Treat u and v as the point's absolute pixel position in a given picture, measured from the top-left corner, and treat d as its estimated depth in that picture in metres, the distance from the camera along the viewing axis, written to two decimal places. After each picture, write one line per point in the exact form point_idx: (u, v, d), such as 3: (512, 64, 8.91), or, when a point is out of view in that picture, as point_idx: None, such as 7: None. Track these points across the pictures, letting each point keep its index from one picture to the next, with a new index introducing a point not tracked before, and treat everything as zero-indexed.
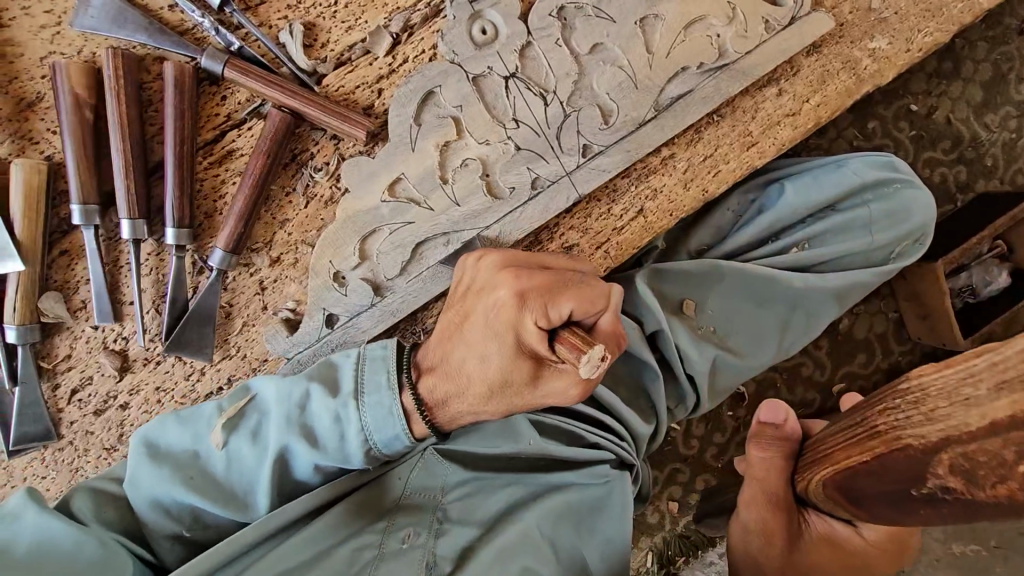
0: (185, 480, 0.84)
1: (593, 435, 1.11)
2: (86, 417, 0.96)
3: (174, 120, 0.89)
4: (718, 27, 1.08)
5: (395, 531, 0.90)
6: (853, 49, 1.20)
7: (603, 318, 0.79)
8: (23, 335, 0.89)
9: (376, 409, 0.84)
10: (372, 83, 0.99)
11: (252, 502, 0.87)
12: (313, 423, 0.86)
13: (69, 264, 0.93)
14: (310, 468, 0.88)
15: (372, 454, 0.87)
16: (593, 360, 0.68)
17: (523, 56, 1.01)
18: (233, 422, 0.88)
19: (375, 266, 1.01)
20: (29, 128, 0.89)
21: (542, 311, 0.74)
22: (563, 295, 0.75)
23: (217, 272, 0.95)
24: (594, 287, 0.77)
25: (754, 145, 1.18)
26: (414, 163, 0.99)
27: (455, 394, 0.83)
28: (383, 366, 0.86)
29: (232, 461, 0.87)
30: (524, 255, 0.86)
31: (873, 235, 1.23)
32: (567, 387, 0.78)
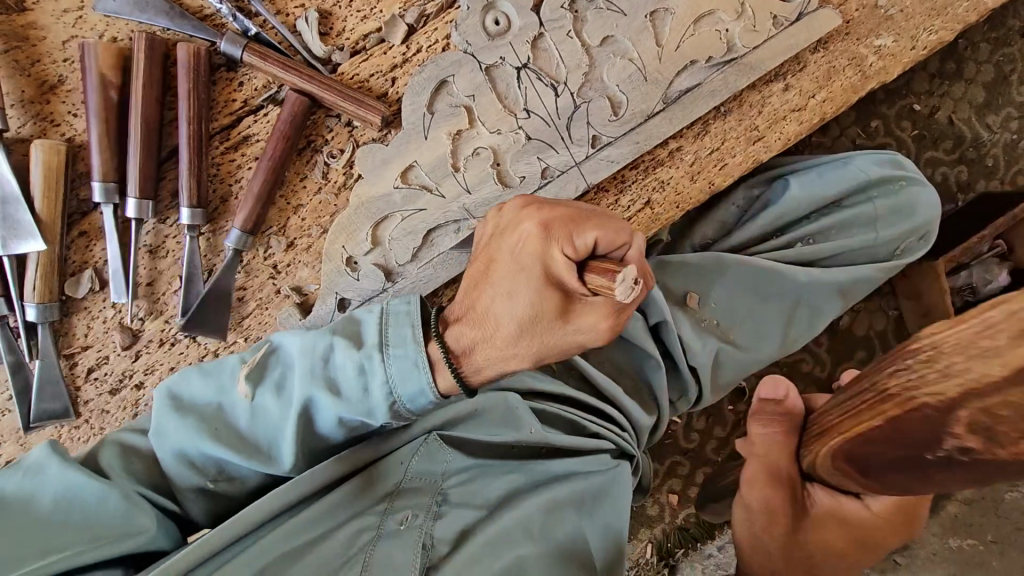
0: (209, 430, 0.84)
1: (595, 426, 1.13)
2: (102, 396, 0.98)
3: (192, 104, 0.91)
4: (726, 22, 1.10)
5: (394, 512, 0.91)
6: (858, 47, 1.22)
7: (630, 255, 0.70)
8: (42, 313, 0.90)
9: (401, 362, 0.81)
10: (387, 72, 1.01)
11: (276, 455, 0.86)
12: (336, 375, 0.83)
13: (87, 245, 0.94)
14: (334, 422, 0.85)
15: (396, 410, 0.83)
16: (628, 282, 0.61)
17: (535, 47, 1.02)
18: (255, 376, 0.87)
19: (387, 252, 1.02)
20: (51, 111, 0.90)
21: (566, 239, 0.71)
22: (587, 224, 0.70)
23: (233, 252, 0.97)
24: (618, 223, 0.70)
25: (759, 140, 1.19)
26: (427, 152, 1.01)
27: (482, 339, 0.80)
28: (407, 319, 0.83)
29: (256, 414, 0.86)
30: (553, 195, 0.82)
31: (877, 231, 1.25)
32: (597, 322, 0.74)
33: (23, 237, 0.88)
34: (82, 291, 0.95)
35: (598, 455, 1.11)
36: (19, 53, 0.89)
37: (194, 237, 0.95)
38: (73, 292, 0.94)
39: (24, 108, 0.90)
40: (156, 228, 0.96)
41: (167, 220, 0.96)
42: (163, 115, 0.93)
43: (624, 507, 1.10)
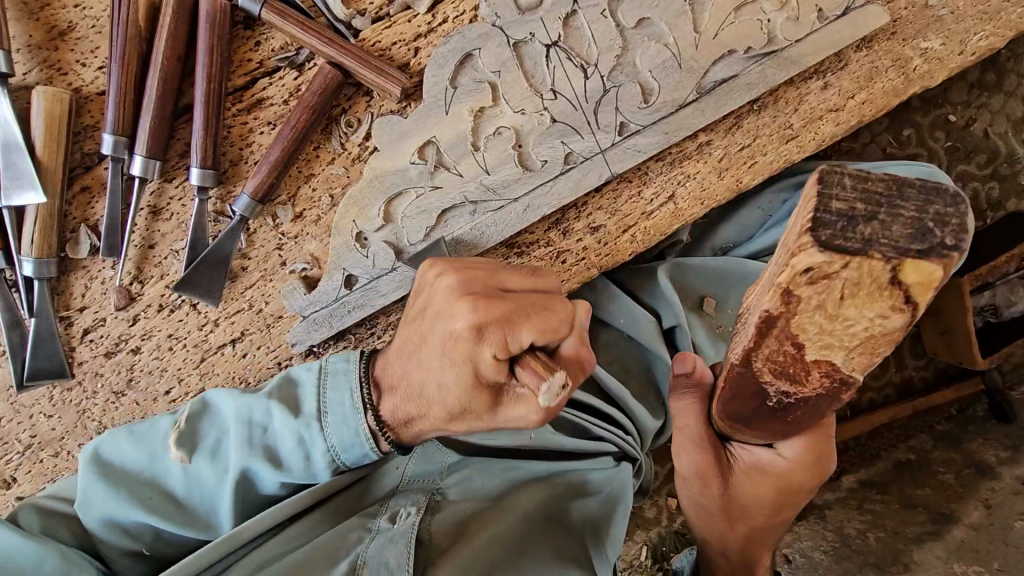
0: (142, 501, 0.84)
1: (596, 428, 1.09)
2: (97, 358, 0.95)
3: (213, 61, 0.86)
4: (769, 12, 1.04)
5: (387, 510, 0.90)
6: (903, 47, 1.16)
7: (568, 342, 0.77)
8: (39, 269, 0.87)
9: (341, 429, 0.85)
10: (410, 41, 0.96)
11: (217, 521, 0.87)
12: (276, 443, 0.86)
13: (89, 202, 0.90)
14: (275, 485, 0.88)
15: (338, 470, 0.88)
16: (554, 388, 0.68)
17: (567, 25, 0.97)
18: (191, 441, 0.87)
19: (398, 230, 0.98)
20: (59, 58, 0.86)
21: (500, 343, 0.72)
22: (523, 323, 0.73)
23: (239, 219, 0.93)
24: (557, 314, 0.75)
25: (793, 139, 1.14)
26: (447, 127, 0.96)
27: (417, 414, 0.82)
28: (347, 383, 0.86)
29: (193, 480, 0.86)
30: (484, 275, 0.81)
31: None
32: (527, 413, 0.76)
33: (23, 188, 0.84)
34: (82, 252, 0.91)
35: (600, 457, 1.07)
36: None
37: (203, 199, 0.91)
38: (74, 252, 0.91)
39: (31, 53, 0.86)
40: (162, 187, 0.92)
41: (173, 180, 0.92)
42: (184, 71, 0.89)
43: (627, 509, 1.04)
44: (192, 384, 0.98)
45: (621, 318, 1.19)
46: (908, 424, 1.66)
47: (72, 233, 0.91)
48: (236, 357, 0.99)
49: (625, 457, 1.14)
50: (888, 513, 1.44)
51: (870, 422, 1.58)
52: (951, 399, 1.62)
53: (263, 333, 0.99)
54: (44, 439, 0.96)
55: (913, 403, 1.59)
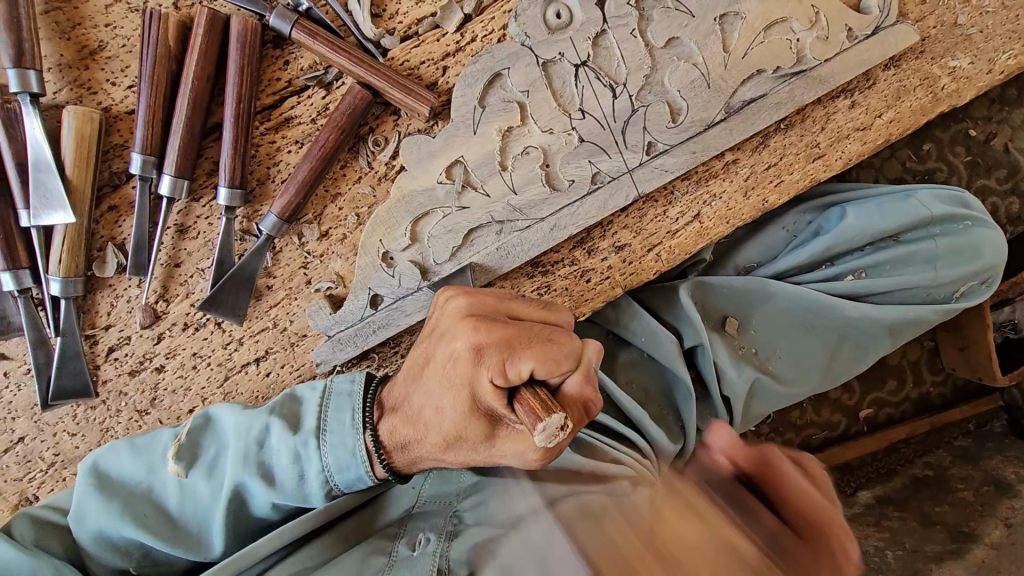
0: (137, 513, 0.84)
1: (615, 450, 1.08)
2: (121, 376, 0.94)
3: (244, 81, 0.86)
4: (798, 31, 1.03)
5: (405, 537, 0.89)
6: (932, 66, 1.15)
7: (571, 379, 0.71)
8: (67, 288, 0.86)
9: (337, 449, 0.83)
10: (438, 60, 0.95)
11: (206, 539, 0.86)
12: (270, 461, 0.85)
13: (116, 220, 0.90)
14: (267, 506, 0.86)
15: (331, 493, 0.86)
16: (549, 430, 0.63)
17: (596, 45, 0.97)
18: (189, 455, 0.87)
19: (425, 249, 0.97)
20: (89, 77, 0.86)
21: (498, 368, 0.69)
22: (525, 351, 0.69)
23: (264, 237, 0.92)
24: (562, 347, 0.70)
25: (820, 157, 1.13)
26: (474, 147, 0.95)
27: (414, 438, 0.80)
28: (348, 403, 0.85)
29: (186, 495, 0.86)
30: (492, 300, 0.79)
31: (937, 270, 1.19)
32: (525, 449, 0.73)
33: (53, 207, 0.83)
34: (109, 271, 0.91)
35: (615, 479, 1.05)
36: (60, 14, 0.85)
37: (230, 219, 0.90)
38: (100, 270, 0.90)
39: (62, 72, 0.85)
40: (188, 207, 0.92)
41: (200, 199, 0.92)
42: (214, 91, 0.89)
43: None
44: (215, 402, 0.98)
45: (643, 338, 1.18)
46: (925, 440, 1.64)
47: (99, 252, 0.90)
48: (260, 376, 0.98)
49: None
50: None
51: (886, 440, 1.57)
52: (969, 416, 1.61)
53: (287, 351, 0.98)
54: (66, 458, 0.95)
55: (931, 420, 1.58)
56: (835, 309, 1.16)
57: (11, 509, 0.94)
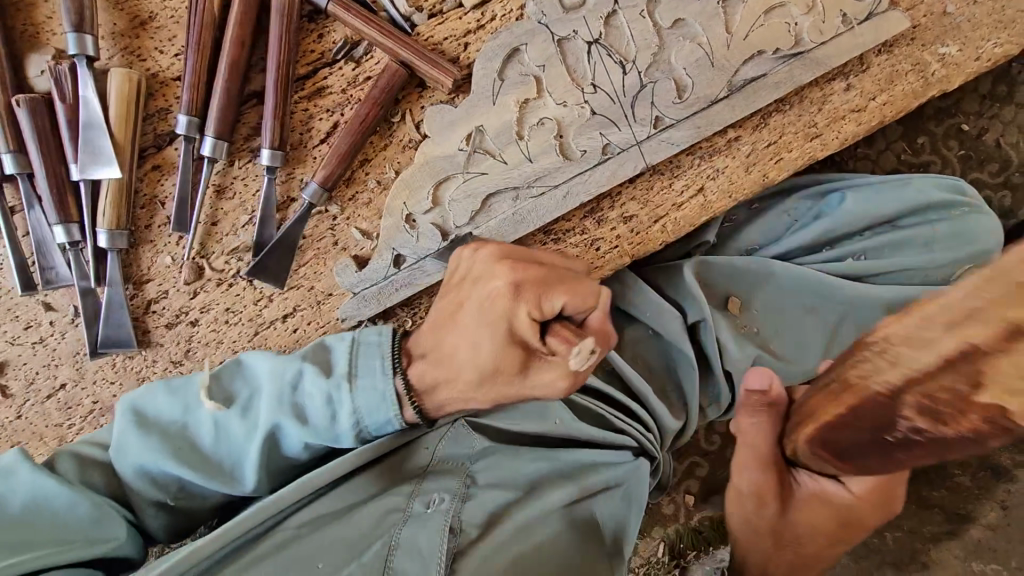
0: (172, 448, 0.84)
1: (620, 421, 1.13)
2: (159, 328, 1.00)
3: (284, 49, 0.92)
4: (796, 16, 1.11)
5: (421, 494, 0.92)
6: (922, 52, 1.22)
7: (592, 315, 0.84)
8: (113, 240, 0.92)
9: (370, 392, 0.85)
10: (460, 37, 1.02)
11: (240, 476, 0.87)
12: (304, 402, 0.86)
13: (158, 179, 0.97)
14: (299, 445, 0.87)
15: (362, 435, 0.87)
16: (583, 352, 0.78)
17: (608, 24, 1.04)
18: (223, 395, 0.88)
19: (446, 213, 1.04)
20: (139, 46, 0.93)
21: (535, 302, 0.79)
22: (556, 289, 0.80)
23: (307, 206, 0.99)
24: (586, 284, 0.82)
25: (817, 137, 1.20)
26: (493, 117, 1.02)
27: (444, 378, 0.85)
28: (377, 350, 0.87)
29: (219, 435, 0.86)
30: (523, 249, 0.88)
31: (932, 253, 1.21)
32: (553, 380, 0.81)
33: (102, 162, 0.89)
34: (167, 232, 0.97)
35: (622, 451, 1.12)
36: None
37: (273, 178, 0.96)
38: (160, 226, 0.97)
39: (114, 40, 0.92)
40: (226, 169, 0.98)
41: (238, 161, 0.98)
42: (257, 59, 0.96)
43: (642, 501, 1.10)
44: None
45: (650, 312, 1.22)
46: None
47: (142, 210, 0.97)
48: (287, 332, 1.04)
49: (643, 453, 1.18)
50: None
51: None
52: None
53: (314, 309, 1.04)
54: (103, 406, 1.00)
55: None
56: (829, 286, 1.20)
57: (51, 453, 1.00)
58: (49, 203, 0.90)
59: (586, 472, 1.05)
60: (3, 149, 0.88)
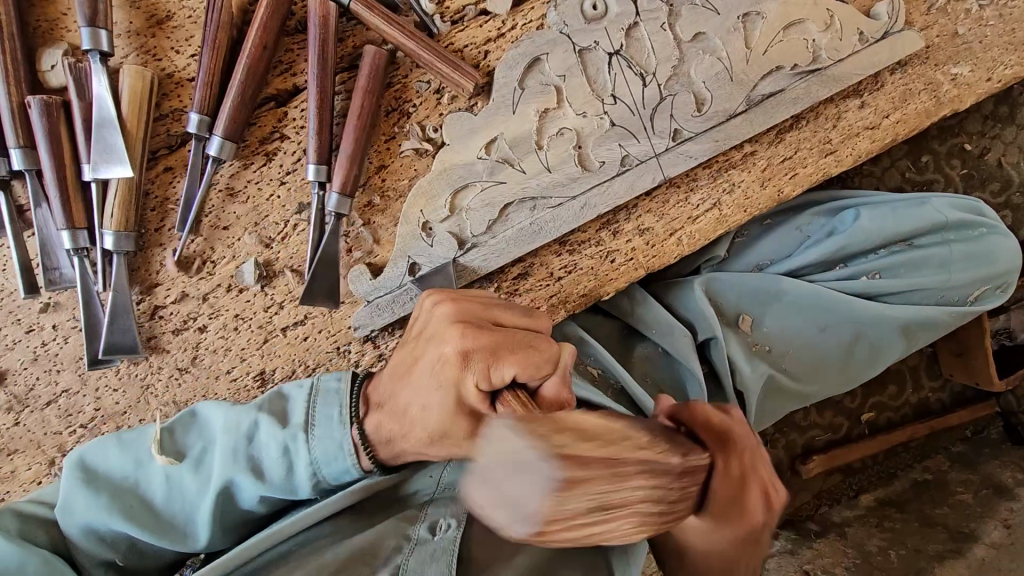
0: (122, 507, 0.83)
1: None
2: (166, 334, 0.97)
3: (323, 60, 0.91)
4: (814, 32, 1.11)
5: (427, 520, 0.88)
6: (935, 72, 1.23)
7: (547, 383, 0.75)
8: (121, 243, 0.89)
9: (326, 442, 0.85)
10: (481, 44, 1.02)
11: (193, 532, 0.86)
12: (259, 454, 0.85)
13: (170, 182, 0.94)
14: (255, 499, 0.86)
15: (320, 487, 0.87)
16: None
17: (629, 35, 1.03)
18: (176, 449, 0.87)
19: (462, 222, 1.02)
20: (155, 45, 0.91)
21: (483, 372, 0.75)
22: (507, 358, 0.75)
23: (333, 217, 0.96)
24: (540, 352, 0.76)
25: (832, 153, 1.20)
26: (514, 125, 1.01)
27: (399, 433, 0.83)
28: (336, 399, 0.87)
29: (173, 491, 0.85)
30: (477, 307, 0.84)
31: (950, 273, 1.23)
32: None
33: (112, 162, 0.87)
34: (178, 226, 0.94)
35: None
36: None
37: (321, 192, 0.96)
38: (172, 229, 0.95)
39: (130, 39, 0.90)
40: (238, 171, 0.96)
41: (252, 164, 0.96)
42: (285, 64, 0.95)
43: None
44: (254, 363, 1.00)
45: (655, 329, 1.22)
46: (925, 444, 1.67)
47: (153, 212, 0.94)
48: (298, 340, 1.01)
49: None
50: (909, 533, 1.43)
51: (887, 442, 1.60)
52: (966, 421, 1.65)
53: (326, 317, 1.02)
54: (106, 412, 0.97)
55: (931, 423, 1.62)
56: (847, 305, 1.19)
57: (49, 461, 0.97)
58: (57, 205, 0.88)
59: None
60: (12, 142, 0.85)
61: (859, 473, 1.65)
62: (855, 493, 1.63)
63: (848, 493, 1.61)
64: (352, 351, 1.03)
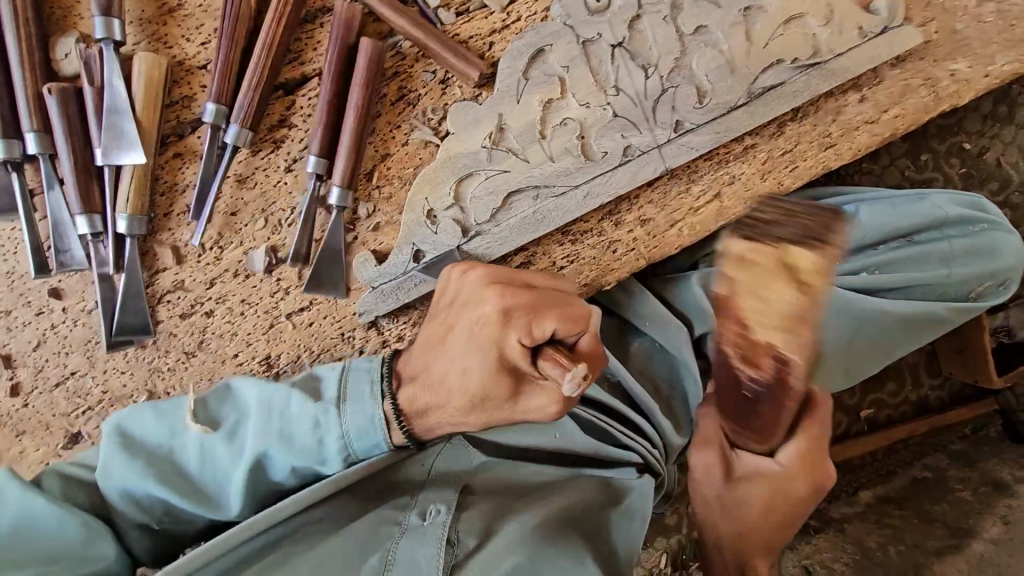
0: (159, 473, 0.85)
1: (623, 436, 1.12)
2: (173, 318, 0.98)
3: (341, 55, 0.94)
4: (814, 27, 1.12)
5: (419, 506, 0.92)
6: (933, 68, 1.24)
7: (584, 338, 0.79)
8: (133, 226, 0.91)
9: (358, 415, 0.87)
10: (486, 35, 1.03)
11: (226, 502, 0.87)
12: (291, 427, 0.87)
13: (179, 167, 0.96)
14: (287, 470, 0.88)
15: (348, 460, 0.89)
16: (576, 377, 0.69)
17: (631, 27, 1.05)
18: (212, 420, 0.90)
19: (466, 210, 1.03)
20: (166, 33, 0.93)
21: (525, 328, 0.76)
22: (548, 314, 0.77)
23: (336, 210, 0.98)
24: (579, 307, 0.78)
25: (831, 147, 1.21)
26: (517, 115, 1.03)
27: (435, 403, 0.86)
28: (367, 376, 0.89)
29: (207, 459, 0.87)
30: (507, 272, 0.87)
31: (950, 269, 1.23)
32: (548, 403, 0.81)
33: (125, 148, 0.88)
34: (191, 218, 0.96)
35: (624, 467, 1.11)
36: None
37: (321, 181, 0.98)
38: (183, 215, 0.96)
39: (141, 26, 0.92)
40: (248, 158, 0.98)
41: (260, 151, 0.98)
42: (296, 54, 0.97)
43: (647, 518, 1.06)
44: (260, 348, 1.02)
45: (654, 323, 1.22)
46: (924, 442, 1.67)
47: (162, 197, 0.96)
48: (303, 326, 1.03)
49: (648, 469, 1.16)
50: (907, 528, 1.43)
51: (886, 438, 1.60)
52: (965, 418, 1.66)
53: (330, 303, 1.03)
54: (113, 395, 0.99)
55: (930, 420, 1.62)
56: (849, 300, 1.19)
57: (56, 444, 0.98)
58: (69, 189, 0.89)
59: (584, 483, 1.06)
60: (27, 127, 0.86)
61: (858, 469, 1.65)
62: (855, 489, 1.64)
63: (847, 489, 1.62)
64: (356, 338, 1.04)
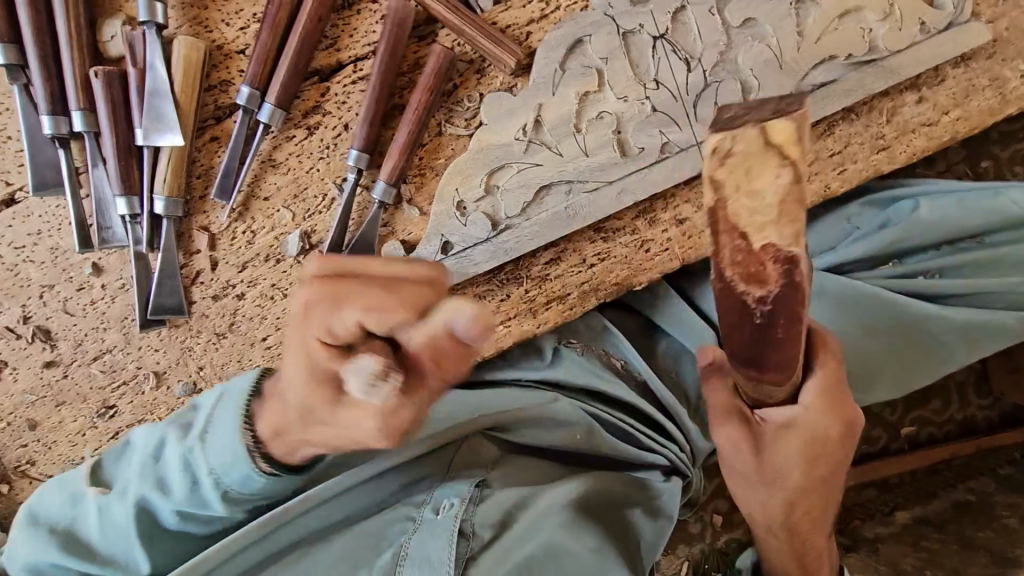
0: (59, 543, 0.86)
1: (647, 438, 1.07)
2: (205, 300, 1.00)
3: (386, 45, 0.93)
4: (872, 21, 1.06)
5: (431, 502, 0.91)
6: (1002, 68, 1.16)
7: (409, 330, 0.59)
8: (169, 208, 0.93)
9: (217, 450, 0.80)
10: (524, 25, 1.01)
11: (131, 562, 0.86)
12: (165, 472, 0.85)
13: (216, 151, 0.97)
14: (174, 518, 0.85)
15: (229, 497, 0.82)
16: (369, 380, 0.59)
17: (675, 19, 1.01)
18: (105, 480, 0.90)
19: (497, 203, 1.02)
20: (207, 16, 0.94)
21: (324, 324, 0.62)
22: (349, 300, 0.60)
23: (377, 206, 0.99)
24: (399, 289, 0.60)
25: (884, 149, 1.15)
26: (553, 107, 1.00)
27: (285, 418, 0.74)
28: (228, 405, 0.83)
29: (101, 523, 0.86)
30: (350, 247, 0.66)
31: (1022, 274, 1.12)
32: (368, 423, 0.63)
33: (164, 130, 0.90)
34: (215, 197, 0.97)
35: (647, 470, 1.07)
36: None
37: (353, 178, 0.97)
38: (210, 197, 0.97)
39: (184, 10, 0.93)
40: (280, 142, 0.98)
41: (294, 137, 0.98)
42: (334, 37, 0.97)
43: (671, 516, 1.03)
44: (288, 333, 1.04)
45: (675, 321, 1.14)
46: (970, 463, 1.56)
47: (198, 179, 0.97)
48: None
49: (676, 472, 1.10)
50: (946, 553, 1.34)
51: (926, 458, 1.53)
52: (1018, 441, 1.56)
53: None
54: (148, 372, 1.02)
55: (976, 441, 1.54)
56: (891, 303, 1.11)
57: (95, 414, 1.02)
58: (112, 168, 0.91)
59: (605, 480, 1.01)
60: (74, 105, 0.89)
61: (896, 488, 1.56)
62: (891, 508, 1.55)
63: (883, 509, 1.53)
64: None
